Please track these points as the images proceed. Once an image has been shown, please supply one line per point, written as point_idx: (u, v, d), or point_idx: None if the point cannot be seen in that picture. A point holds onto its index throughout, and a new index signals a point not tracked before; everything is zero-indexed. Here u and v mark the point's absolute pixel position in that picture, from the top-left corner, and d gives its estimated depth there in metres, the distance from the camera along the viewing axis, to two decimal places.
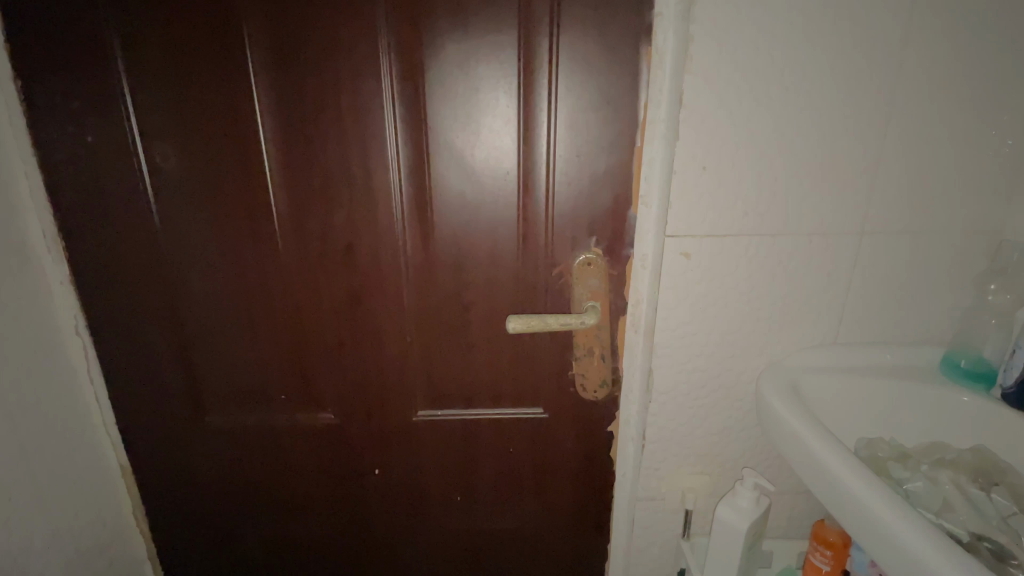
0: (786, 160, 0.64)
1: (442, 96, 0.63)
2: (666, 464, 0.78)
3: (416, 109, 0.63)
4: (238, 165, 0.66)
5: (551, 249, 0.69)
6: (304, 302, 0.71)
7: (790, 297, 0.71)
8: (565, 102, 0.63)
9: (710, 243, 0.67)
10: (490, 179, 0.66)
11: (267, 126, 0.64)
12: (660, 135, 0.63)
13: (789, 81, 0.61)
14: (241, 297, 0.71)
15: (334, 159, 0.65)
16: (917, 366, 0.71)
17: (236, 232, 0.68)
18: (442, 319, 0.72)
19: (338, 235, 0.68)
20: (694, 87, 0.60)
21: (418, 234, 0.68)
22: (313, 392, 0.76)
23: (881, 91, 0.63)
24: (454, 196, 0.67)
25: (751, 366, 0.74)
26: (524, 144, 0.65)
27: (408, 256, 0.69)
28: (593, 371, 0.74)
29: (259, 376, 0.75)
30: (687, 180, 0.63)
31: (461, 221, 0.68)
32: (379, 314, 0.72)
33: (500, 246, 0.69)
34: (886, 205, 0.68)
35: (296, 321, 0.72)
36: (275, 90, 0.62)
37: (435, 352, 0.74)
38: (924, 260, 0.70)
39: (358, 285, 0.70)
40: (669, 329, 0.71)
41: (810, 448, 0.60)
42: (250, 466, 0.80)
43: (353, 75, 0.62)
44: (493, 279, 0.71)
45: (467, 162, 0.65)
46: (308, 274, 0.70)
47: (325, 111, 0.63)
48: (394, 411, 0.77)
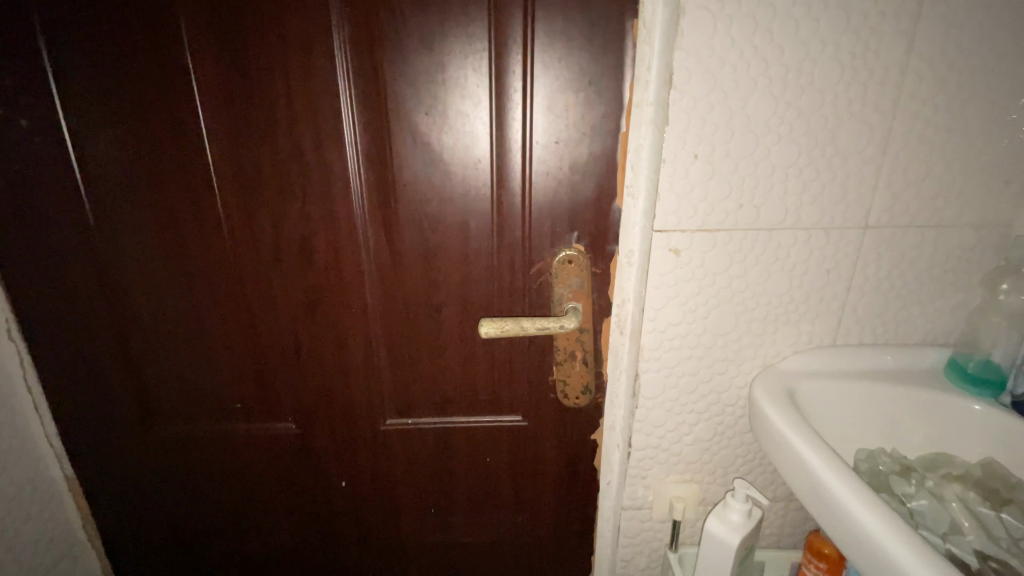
0: (785, 147, 0.59)
1: (405, 76, 0.56)
2: (650, 468, 0.73)
3: (380, 87, 0.56)
4: (181, 153, 0.59)
5: (528, 244, 0.63)
6: (260, 300, 0.65)
7: (787, 297, 0.66)
8: (543, 81, 0.57)
9: (702, 238, 0.61)
10: (461, 169, 0.60)
11: (212, 108, 0.57)
12: (647, 118, 0.56)
13: (789, 60, 0.55)
14: (193, 298, 0.65)
15: (287, 146, 0.58)
16: (919, 370, 0.67)
17: (181, 226, 0.62)
18: (411, 320, 0.66)
19: (295, 227, 0.62)
20: (685, 65, 0.54)
21: (383, 226, 0.62)
22: (273, 396, 0.70)
23: (890, 72, 0.57)
24: (422, 188, 0.60)
25: (744, 369, 0.69)
26: (499, 130, 0.59)
27: (372, 252, 0.63)
28: (575, 377, 0.68)
29: (214, 378, 0.69)
30: (677, 170, 0.58)
31: (431, 215, 0.62)
32: (342, 313, 0.66)
33: (473, 241, 0.63)
34: (892, 197, 0.62)
35: (255, 323, 0.66)
36: (221, 65, 0.56)
37: (405, 355, 0.68)
38: (930, 256, 0.66)
39: (318, 284, 0.64)
40: (657, 330, 0.66)
41: (805, 462, 0.55)
42: (207, 474, 0.74)
43: (304, 51, 0.55)
44: (467, 277, 0.65)
45: (435, 148, 0.59)
46: (264, 272, 0.64)
47: (276, 92, 0.56)
48: (363, 419, 0.72)
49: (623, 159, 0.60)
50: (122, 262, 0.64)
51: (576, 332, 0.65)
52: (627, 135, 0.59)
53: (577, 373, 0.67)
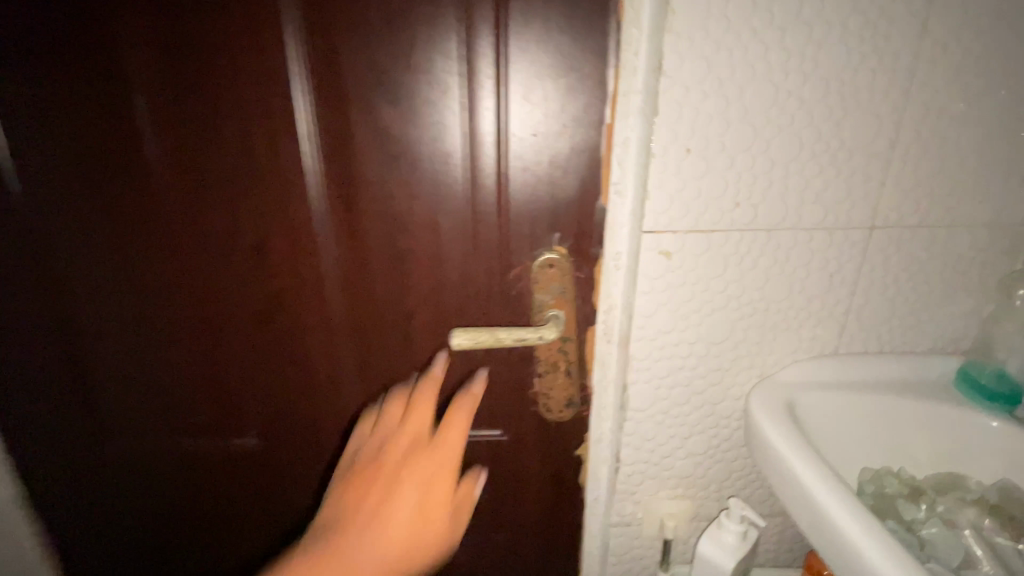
0: (785, 140, 0.54)
1: (366, 62, 0.51)
2: (640, 484, 0.69)
3: (339, 73, 0.51)
4: (127, 148, 0.54)
5: (506, 247, 0.58)
6: (213, 305, 0.60)
7: (786, 303, 0.61)
8: (521, 69, 0.51)
9: (694, 240, 0.57)
10: (430, 165, 0.55)
11: (159, 99, 0.52)
12: (636, 108, 0.52)
13: (791, 44, 0.50)
14: (144, 305, 0.60)
15: (240, 139, 0.53)
16: (927, 381, 0.63)
17: (126, 228, 0.57)
18: (381, 328, 0.61)
19: (250, 226, 0.57)
20: (676, 50, 0.49)
21: (347, 227, 0.57)
22: (231, 409, 0.65)
23: (901, 58, 0.52)
24: (389, 186, 0.55)
25: (739, 380, 0.64)
26: (472, 122, 0.53)
27: (335, 256, 0.58)
28: (558, 389, 0.65)
29: (167, 388, 0.64)
30: (668, 165, 0.53)
31: (398, 214, 0.56)
32: (305, 320, 0.61)
33: (446, 243, 0.58)
34: (900, 195, 0.58)
35: (212, 332, 0.61)
36: (166, 49, 0.51)
37: (375, 366, 0.63)
38: (941, 258, 0.61)
39: (278, 288, 0.59)
40: (647, 338, 0.61)
41: (806, 488, 0.50)
42: (165, 490, 0.70)
43: (258, 35, 0.50)
44: (441, 281, 0.59)
45: (402, 141, 0.53)
46: (219, 276, 0.59)
47: (227, 80, 0.51)
48: (333, 434, 0.67)
49: (608, 154, 0.55)
50: (65, 267, 0.59)
51: (558, 341, 0.62)
52: (613, 128, 0.54)
53: (560, 385, 0.64)
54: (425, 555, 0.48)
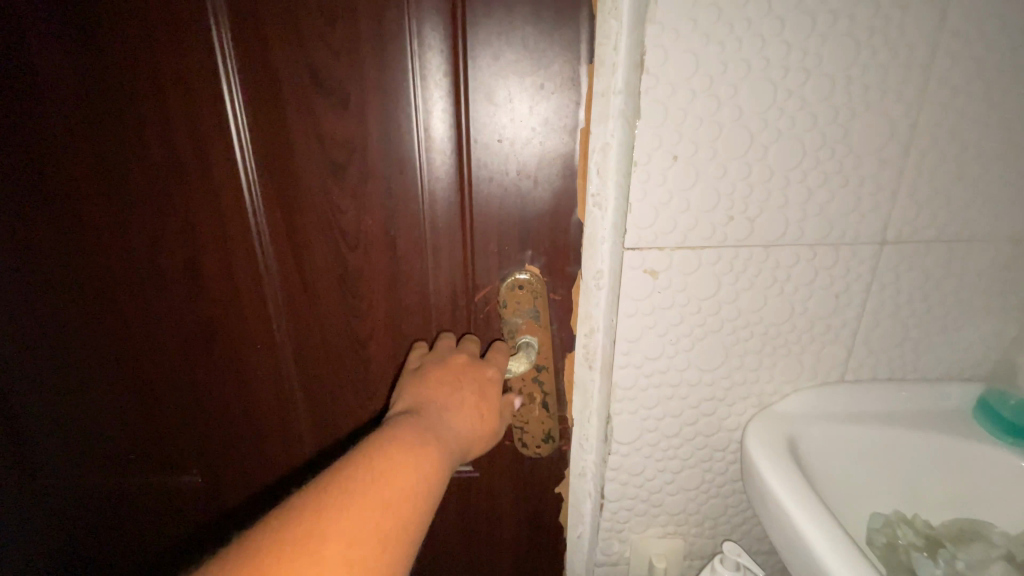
0: (785, 145, 0.48)
1: (305, 62, 0.46)
2: (627, 523, 0.63)
3: (283, 73, 0.46)
4: (57, 157, 0.51)
5: (473, 264, 0.53)
6: (168, 319, 0.57)
7: (786, 326, 0.55)
8: (482, 67, 0.45)
9: (683, 257, 0.51)
10: (382, 175, 0.49)
11: (95, 103, 0.49)
12: (615, 111, 0.47)
13: (792, 37, 0.44)
14: (91, 322, 0.58)
15: (177, 146, 0.49)
16: (942, 411, 0.57)
17: (60, 242, 0.54)
18: (343, 348, 0.57)
19: (199, 239, 0.53)
20: (660, 43, 0.43)
21: (301, 241, 0.52)
22: (192, 424, 0.63)
23: (914, 55, 0.46)
24: (336, 198, 0.50)
25: (736, 410, 0.58)
26: (424, 129, 0.48)
27: (276, 275, 0.54)
28: (534, 423, 0.57)
29: (125, 402, 0.62)
30: (652, 174, 0.47)
31: (356, 227, 0.52)
32: (262, 337, 0.57)
33: (408, 258, 0.53)
34: (914, 207, 0.51)
35: (156, 352, 0.59)
36: (99, 49, 0.47)
37: (339, 388, 0.60)
38: (959, 277, 0.54)
39: (233, 303, 0.56)
40: (632, 365, 0.55)
41: (798, 529, 0.45)
42: (127, 504, 0.68)
43: (185, 35, 0.45)
44: (405, 300, 0.55)
45: (356, 147, 0.48)
46: (172, 289, 0.56)
47: (159, 83, 0.47)
48: (286, 456, 0.64)
49: (584, 164, 0.49)
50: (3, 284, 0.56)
51: (534, 373, 0.55)
52: (586, 131, 0.48)
53: (536, 419, 0.57)
54: (489, 437, 0.46)
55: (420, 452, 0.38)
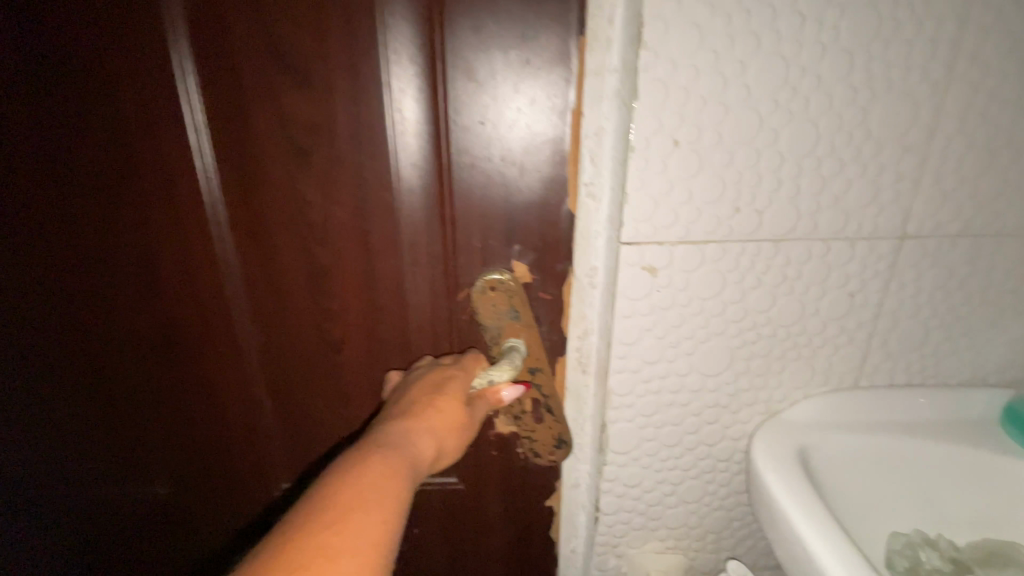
0: (797, 129, 0.43)
1: (266, 39, 0.42)
2: (624, 537, 0.59)
3: (247, 51, 0.42)
4: (1, 149, 0.47)
5: (454, 261, 0.49)
6: (134, 317, 0.54)
7: (796, 328, 0.51)
8: (461, 41, 0.41)
9: (685, 253, 0.46)
10: (355, 164, 0.45)
11: (46, 88, 0.45)
12: (610, 91, 0.42)
13: (806, 8, 0.40)
14: (52, 325, 0.54)
15: (134, 135, 0.46)
16: (964, 419, 0.53)
17: (7, 242, 0.50)
18: (319, 348, 0.54)
19: (164, 233, 0.50)
20: (660, 15, 0.39)
21: (272, 235, 0.49)
22: (162, 429, 0.60)
23: (941, 30, 0.42)
24: (305, 190, 0.47)
25: (741, 418, 0.54)
26: (398, 114, 0.44)
27: (244, 272, 0.51)
28: (541, 431, 0.54)
29: (91, 407, 0.58)
30: (651, 161, 0.43)
31: (329, 219, 0.48)
32: (234, 337, 0.54)
33: (386, 253, 0.49)
34: (938, 199, 0.47)
35: (123, 353, 0.56)
36: (48, 26, 0.43)
37: (316, 392, 0.56)
38: (986, 275, 0.50)
39: (202, 300, 0.52)
40: (629, 370, 0.51)
41: (806, 547, 0.42)
42: (100, 517, 0.64)
43: (133, 12, 0.42)
44: (385, 300, 0.51)
45: (327, 132, 0.44)
46: (137, 286, 0.52)
47: (111, 65, 0.44)
48: (263, 462, 0.61)
49: (576, 151, 0.45)
50: None
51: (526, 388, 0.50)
52: (575, 113, 0.43)
53: (543, 426, 0.54)
54: (458, 429, 0.43)
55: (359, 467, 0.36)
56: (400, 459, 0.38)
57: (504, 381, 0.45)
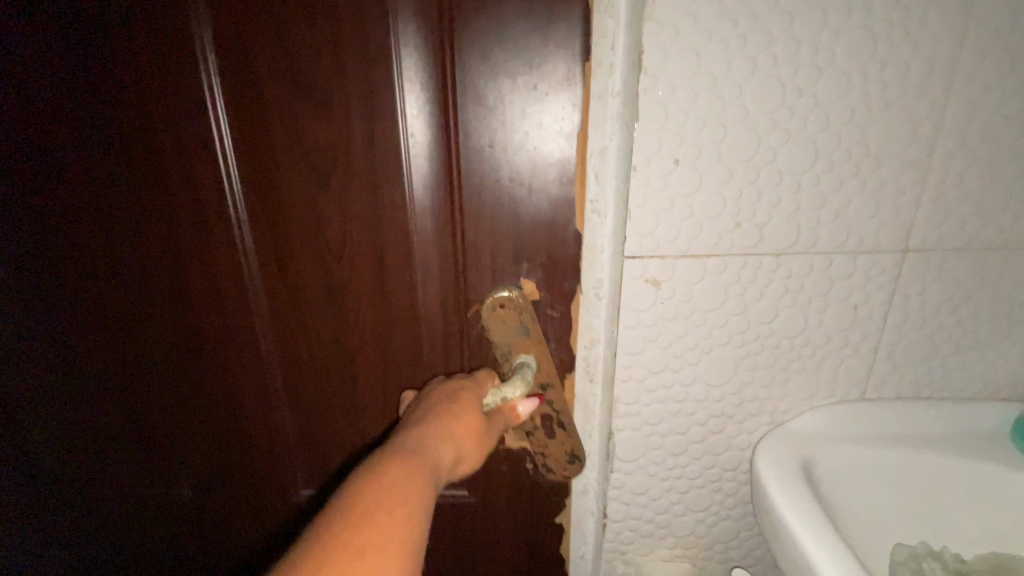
0: (795, 147, 0.45)
1: (291, 68, 0.45)
2: (632, 545, 0.60)
3: (280, 87, 0.46)
4: (61, 177, 0.52)
5: (464, 273, 0.51)
6: (169, 329, 0.58)
7: (800, 340, 0.51)
8: (468, 68, 0.44)
9: (687, 266, 0.48)
10: (374, 185, 0.49)
11: (101, 122, 0.50)
12: (613, 114, 0.45)
13: (801, 33, 0.41)
14: (100, 336, 0.59)
15: (172, 159, 0.50)
16: (973, 432, 0.53)
17: (64, 261, 0.56)
18: (339, 358, 0.57)
19: (199, 251, 0.53)
20: (658, 41, 0.41)
21: (297, 252, 0.52)
22: (193, 434, 0.63)
23: (938, 51, 0.43)
24: (328, 209, 0.50)
25: (746, 428, 0.55)
26: (410, 136, 0.47)
27: (270, 287, 0.54)
28: (552, 448, 0.55)
29: (131, 411, 0.63)
30: (653, 179, 0.45)
31: (351, 235, 0.51)
32: (260, 349, 0.57)
33: (403, 268, 0.52)
34: (941, 213, 0.48)
35: (160, 363, 0.60)
36: (104, 69, 0.48)
37: (336, 400, 0.59)
38: (993, 288, 0.50)
39: (231, 314, 0.56)
40: (634, 380, 0.52)
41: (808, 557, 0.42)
42: (140, 513, 0.69)
43: (169, 42, 0.46)
44: (402, 313, 0.54)
45: (349, 155, 0.48)
46: (174, 300, 0.56)
47: (148, 93, 0.48)
48: (283, 469, 0.64)
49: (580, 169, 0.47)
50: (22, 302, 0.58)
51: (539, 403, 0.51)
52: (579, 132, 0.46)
53: (555, 442, 0.55)
54: (476, 434, 0.44)
55: (382, 470, 0.37)
56: (423, 464, 0.39)
57: (517, 397, 0.47)
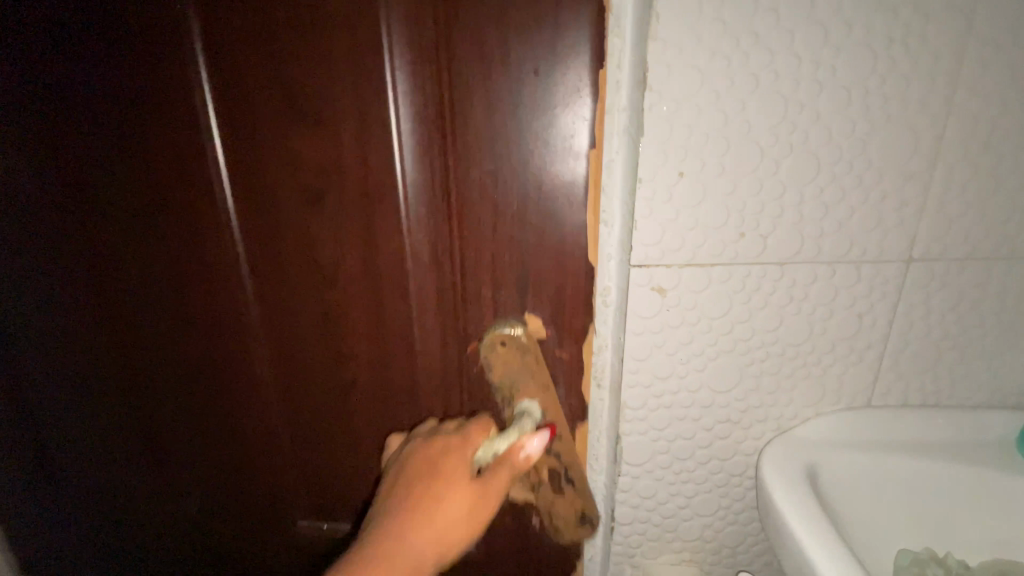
0: (798, 159, 0.46)
1: (287, 88, 0.50)
2: (639, 548, 0.61)
3: (320, 113, 0.51)
4: (131, 195, 0.59)
5: (461, 278, 0.54)
6: (218, 332, 0.64)
7: (806, 347, 0.52)
8: (463, 87, 0.47)
9: (692, 275, 0.49)
10: (402, 199, 0.52)
11: (163, 146, 0.56)
12: (620, 128, 0.46)
13: (802, 49, 0.43)
14: (159, 336, 0.66)
15: (223, 179, 0.56)
16: (979, 441, 0.53)
17: (132, 269, 0.63)
18: (370, 358, 0.61)
19: (244, 261, 0.59)
20: (662, 59, 0.43)
21: (332, 263, 0.57)
22: (237, 427, 0.69)
23: (938, 65, 0.44)
24: (361, 222, 0.54)
25: (752, 434, 0.56)
26: (407, 149, 0.51)
27: (306, 292, 0.59)
28: (562, 506, 0.59)
29: (184, 404, 0.69)
30: (658, 191, 0.46)
31: (381, 245, 0.55)
32: (297, 351, 0.62)
33: (428, 277, 0.55)
34: (944, 223, 0.49)
35: (209, 361, 0.66)
36: (167, 98, 0.54)
37: (367, 396, 0.63)
38: (999, 297, 0.51)
39: (272, 316, 0.61)
40: (641, 385, 0.54)
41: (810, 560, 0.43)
42: (190, 498, 0.76)
43: (223, 77, 0.51)
44: (427, 318, 0.57)
45: (380, 171, 0.52)
46: (220, 305, 0.62)
47: (205, 121, 0.54)
48: (320, 461, 0.69)
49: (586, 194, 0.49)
50: (96, 302, 0.65)
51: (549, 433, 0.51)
52: (566, 153, 0.48)
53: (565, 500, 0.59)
54: (468, 516, 0.44)
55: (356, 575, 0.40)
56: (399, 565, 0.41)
57: (515, 442, 0.47)
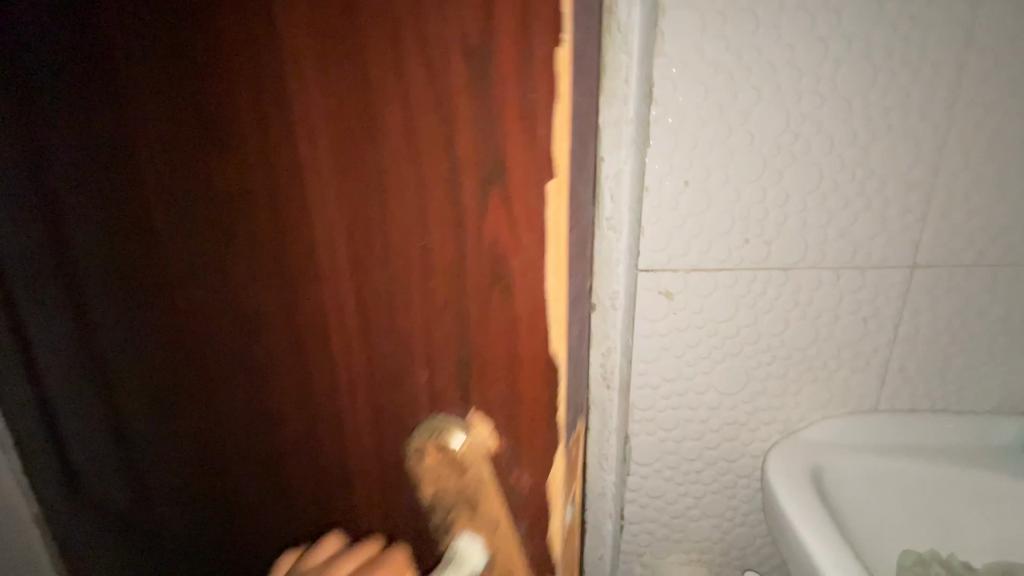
0: (801, 168, 0.48)
1: (106, 56, 0.28)
2: (647, 547, 0.62)
3: (151, 101, 0.28)
4: None
5: (390, 374, 0.29)
6: (73, 430, 0.43)
7: (811, 351, 0.54)
8: (380, 35, 0.23)
9: (699, 279, 0.51)
10: (292, 282, 0.29)
11: None
12: (627, 139, 0.45)
13: (804, 62, 0.45)
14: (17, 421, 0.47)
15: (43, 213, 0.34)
16: (986, 446, 0.53)
17: None
18: (258, 509, 0.37)
19: (89, 341, 0.37)
20: (668, 74, 0.45)
21: (198, 366, 0.34)
22: (105, 553, 0.48)
23: (939, 77, 0.45)
24: (233, 296, 0.31)
25: (759, 436, 0.57)
26: (253, 160, 0.27)
27: (168, 399, 0.36)
28: None
29: (54, 508, 0.50)
30: (664, 199, 0.49)
31: (258, 345, 0.32)
32: (166, 484, 0.40)
33: (334, 395, 0.31)
34: (949, 231, 0.50)
35: (70, 467, 0.45)
36: None
37: (250, 555, 0.39)
38: (1005, 303, 0.51)
39: (129, 423, 0.39)
40: (649, 386, 0.56)
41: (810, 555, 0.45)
42: None
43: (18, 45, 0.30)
44: (338, 454, 0.33)
45: (249, 251, 0.29)
46: (68, 396, 0.41)
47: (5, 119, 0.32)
48: None
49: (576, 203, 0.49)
50: None
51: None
52: (541, 180, 0.24)
53: None
54: None
55: None
56: None
57: None
